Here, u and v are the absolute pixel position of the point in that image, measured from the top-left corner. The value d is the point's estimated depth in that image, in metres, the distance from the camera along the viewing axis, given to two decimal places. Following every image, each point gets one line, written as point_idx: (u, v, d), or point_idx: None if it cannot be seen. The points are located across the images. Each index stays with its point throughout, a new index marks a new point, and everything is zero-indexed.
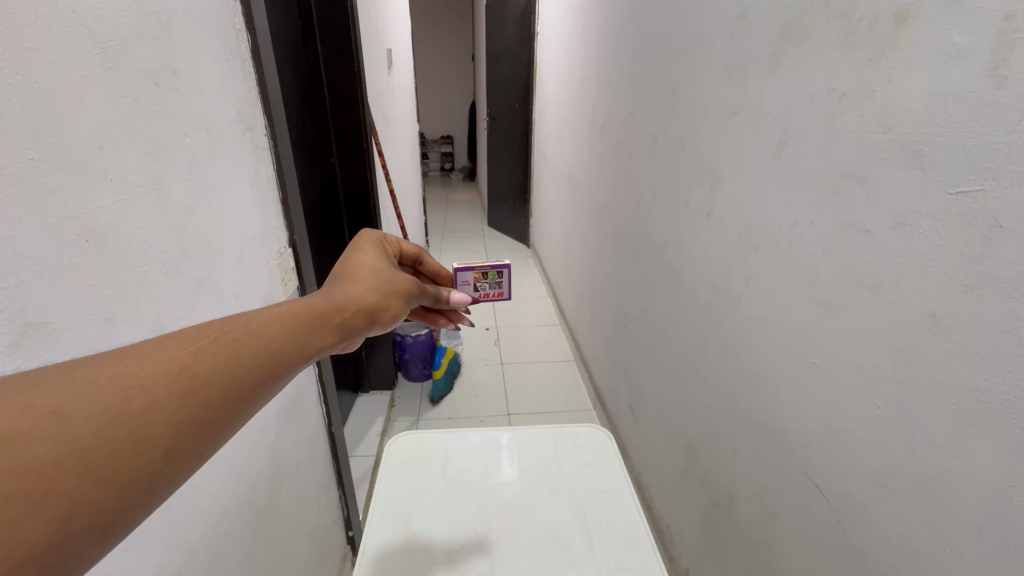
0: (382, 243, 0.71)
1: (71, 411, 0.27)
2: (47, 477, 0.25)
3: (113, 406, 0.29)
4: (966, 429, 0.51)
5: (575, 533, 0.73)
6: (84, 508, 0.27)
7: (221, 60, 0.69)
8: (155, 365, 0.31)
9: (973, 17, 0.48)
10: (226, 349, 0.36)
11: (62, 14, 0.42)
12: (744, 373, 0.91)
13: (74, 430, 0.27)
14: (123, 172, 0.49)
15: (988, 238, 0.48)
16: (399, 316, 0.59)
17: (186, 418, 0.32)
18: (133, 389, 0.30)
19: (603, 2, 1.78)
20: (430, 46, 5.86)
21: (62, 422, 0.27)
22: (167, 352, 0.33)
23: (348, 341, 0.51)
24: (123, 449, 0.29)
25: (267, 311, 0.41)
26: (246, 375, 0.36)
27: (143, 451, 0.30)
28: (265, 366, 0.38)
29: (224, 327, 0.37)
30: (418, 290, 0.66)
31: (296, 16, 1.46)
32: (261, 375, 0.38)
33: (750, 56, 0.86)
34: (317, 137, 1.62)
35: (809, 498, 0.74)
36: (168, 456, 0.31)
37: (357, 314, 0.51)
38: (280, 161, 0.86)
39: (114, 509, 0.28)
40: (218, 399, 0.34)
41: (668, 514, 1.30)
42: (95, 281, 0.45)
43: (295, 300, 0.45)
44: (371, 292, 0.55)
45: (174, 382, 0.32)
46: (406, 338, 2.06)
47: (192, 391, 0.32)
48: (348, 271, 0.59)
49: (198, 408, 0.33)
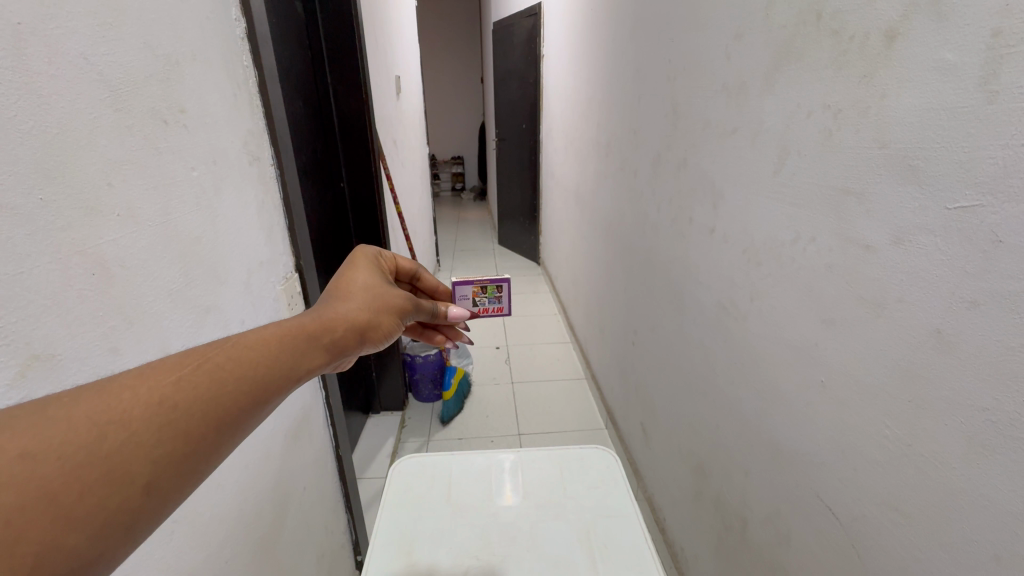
0: (377, 259, 0.72)
1: (45, 451, 0.28)
2: (18, 523, 0.26)
3: (89, 444, 0.30)
4: (978, 450, 0.49)
5: (579, 557, 0.72)
6: (60, 551, 0.28)
7: (229, 95, 0.72)
8: (132, 400, 0.33)
9: (962, 33, 0.48)
10: (208, 378, 0.37)
11: (75, 61, 0.45)
12: (753, 390, 0.90)
13: (46, 471, 0.28)
14: (131, 207, 0.51)
15: (988, 253, 0.47)
16: (391, 333, 0.61)
17: (163, 452, 0.33)
18: (110, 425, 0.31)
19: (604, 24, 1.82)
20: (440, 71, 6.01)
21: (35, 465, 0.28)
22: (145, 385, 0.34)
23: (339, 360, 0.52)
24: (98, 488, 0.30)
25: (252, 335, 0.43)
26: (227, 404, 0.38)
27: (120, 488, 0.31)
28: (248, 393, 0.40)
29: (208, 355, 0.38)
30: (413, 307, 0.67)
31: (307, 49, 1.52)
32: (242, 404, 0.39)
33: (746, 75, 0.87)
34: (328, 161, 1.67)
35: (822, 521, 0.72)
36: (148, 489, 0.33)
37: (347, 334, 0.53)
38: (287, 188, 0.89)
39: (94, 547, 0.30)
40: (198, 430, 0.35)
41: (681, 537, 1.26)
42: (101, 312, 0.47)
43: (283, 323, 0.47)
44: (362, 310, 0.56)
45: (152, 417, 0.33)
46: (416, 358, 2.07)
47: (171, 424, 0.34)
48: (340, 288, 0.61)
49: (177, 441, 0.34)
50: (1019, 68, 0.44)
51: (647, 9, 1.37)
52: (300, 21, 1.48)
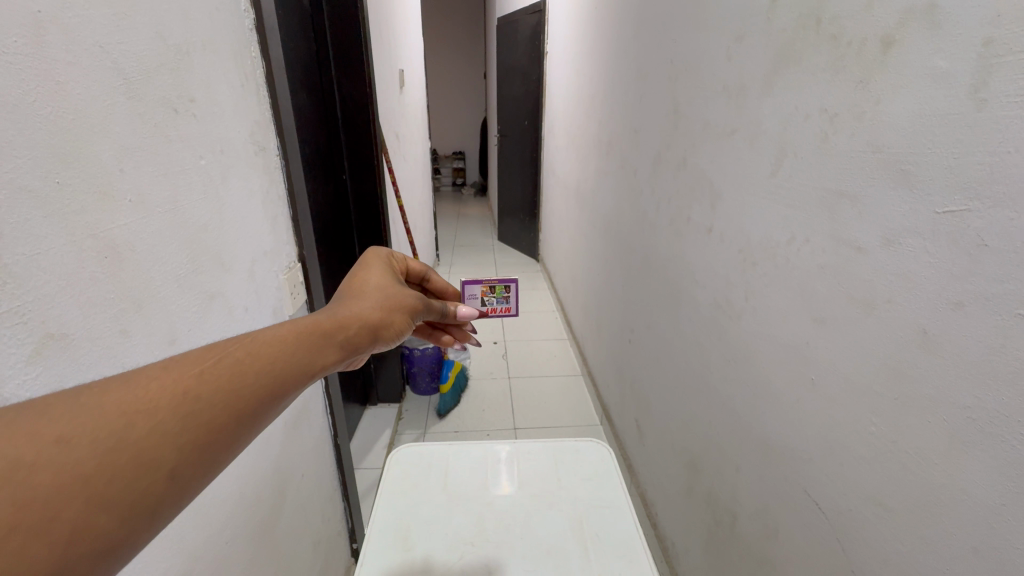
0: (389, 260, 0.73)
1: (77, 436, 0.30)
2: (53, 503, 0.28)
3: (118, 431, 0.31)
4: (958, 446, 0.51)
5: (572, 546, 0.74)
6: (90, 533, 0.29)
7: (236, 85, 0.73)
8: (158, 390, 0.34)
9: (955, 42, 0.50)
10: (230, 371, 0.38)
11: (92, 50, 0.46)
12: (745, 387, 0.91)
13: (77, 456, 0.29)
14: (141, 193, 0.53)
15: (973, 255, 0.48)
16: (402, 332, 0.62)
17: (187, 441, 0.35)
18: (137, 413, 0.33)
19: (607, 23, 1.83)
20: (442, 66, 6.00)
21: (67, 449, 0.29)
22: (169, 376, 0.35)
23: (352, 357, 0.53)
24: (125, 474, 0.31)
25: (269, 331, 0.44)
26: (247, 396, 0.39)
27: (147, 473, 0.32)
28: (267, 387, 0.41)
29: (230, 350, 0.40)
30: (426, 308, 0.69)
31: (312, 42, 1.53)
32: (260, 397, 0.40)
33: (746, 76, 0.88)
34: (331, 155, 1.68)
35: (809, 515, 0.74)
36: (171, 476, 0.34)
37: (361, 331, 0.54)
38: (291, 178, 0.90)
39: (119, 532, 0.31)
40: (220, 420, 0.37)
41: (673, 531, 1.28)
42: (114, 294, 0.49)
43: (299, 319, 0.48)
44: (375, 308, 0.58)
45: (177, 407, 0.34)
46: (414, 352, 2.07)
47: (194, 414, 0.35)
48: (353, 286, 0.62)
49: (200, 430, 0.35)
50: (1007, 78, 0.45)
51: (650, 10, 1.38)
52: (307, 15, 1.49)
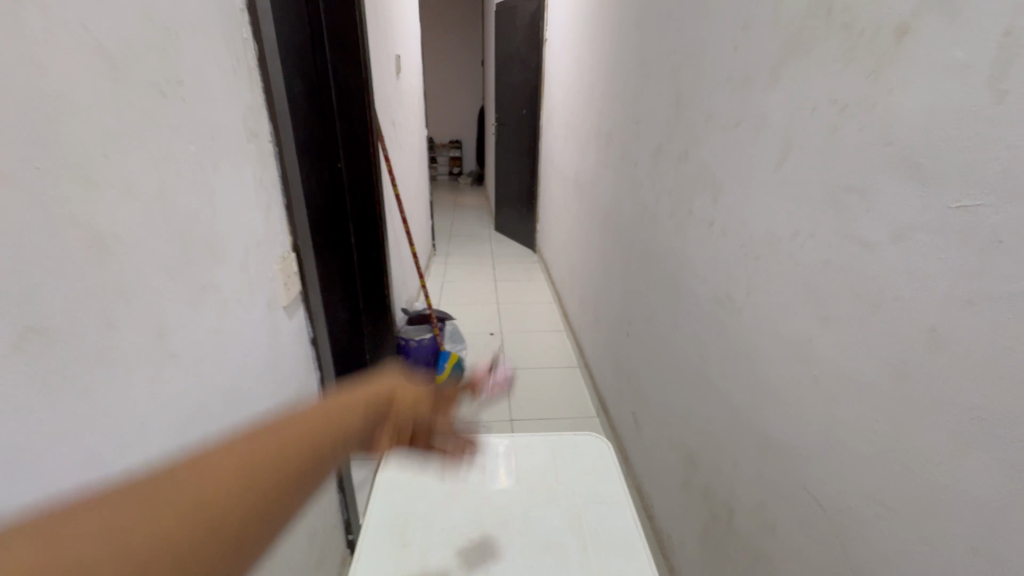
0: None
1: (157, 528, 0.34)
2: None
3: (188, 523, 0.35)
4: (963, 447, 0.50)
5: (570, 542, 0.73)
6: None
7: (228, 68, 0.70)
8: (211, 483, 0.37)
9: (974, 33, 0.48)
10: (270, 469, 0.42)
11: (75, 28, 0.44)
12: (745, 383, 0.91)
13: (152, 535, 0.33)
14: (128, 180, 0.50)
15: (986, 253, 0.48)
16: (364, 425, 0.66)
17: (236, 538, 0.39)
18: (200, 504, 0.36)
19: (609, 9, 1.79)
20: (440, 53, 5.91)
21: (136, 531, 0.33)
22: (210, 471, 0.38)
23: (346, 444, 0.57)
24: (194, 548, 0.35)
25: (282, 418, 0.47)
26: (287, 478, 0.43)
27: (215, 549, 0.37)
28: (298, 477, 0.44)
29: (250, 442, 0.42)
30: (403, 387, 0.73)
31: (306, 26, 1.49)
32: (297, 479, 0.44)
33: (752, 66, 0.86)
34: (325, 142, 1.64)
35: (808, 512, 0.74)
36: (239, 546, 0.39)
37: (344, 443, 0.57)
38: (284, 166, 0.88)
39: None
40: (259, 524, 0.41)
41: (669, 524, 1.29)
42: (99, 286, 0.47)
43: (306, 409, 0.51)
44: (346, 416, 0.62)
45: (234, 499, 0.38)
46: (410, 342, 2.08)
47: (242, 520, 0.39)
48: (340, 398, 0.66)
49: (241, 547, 0.39)
50: None
51: None
52: None
